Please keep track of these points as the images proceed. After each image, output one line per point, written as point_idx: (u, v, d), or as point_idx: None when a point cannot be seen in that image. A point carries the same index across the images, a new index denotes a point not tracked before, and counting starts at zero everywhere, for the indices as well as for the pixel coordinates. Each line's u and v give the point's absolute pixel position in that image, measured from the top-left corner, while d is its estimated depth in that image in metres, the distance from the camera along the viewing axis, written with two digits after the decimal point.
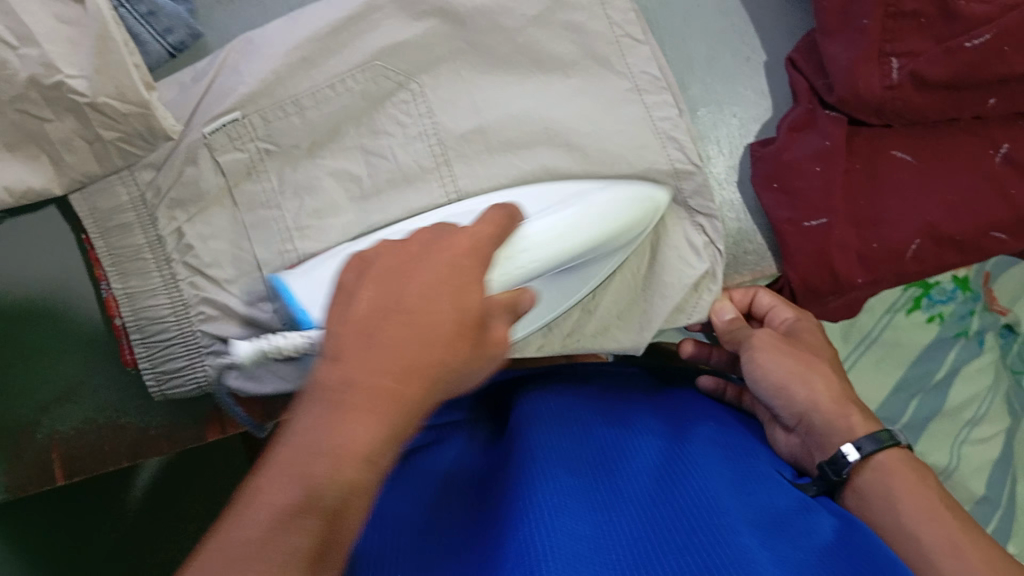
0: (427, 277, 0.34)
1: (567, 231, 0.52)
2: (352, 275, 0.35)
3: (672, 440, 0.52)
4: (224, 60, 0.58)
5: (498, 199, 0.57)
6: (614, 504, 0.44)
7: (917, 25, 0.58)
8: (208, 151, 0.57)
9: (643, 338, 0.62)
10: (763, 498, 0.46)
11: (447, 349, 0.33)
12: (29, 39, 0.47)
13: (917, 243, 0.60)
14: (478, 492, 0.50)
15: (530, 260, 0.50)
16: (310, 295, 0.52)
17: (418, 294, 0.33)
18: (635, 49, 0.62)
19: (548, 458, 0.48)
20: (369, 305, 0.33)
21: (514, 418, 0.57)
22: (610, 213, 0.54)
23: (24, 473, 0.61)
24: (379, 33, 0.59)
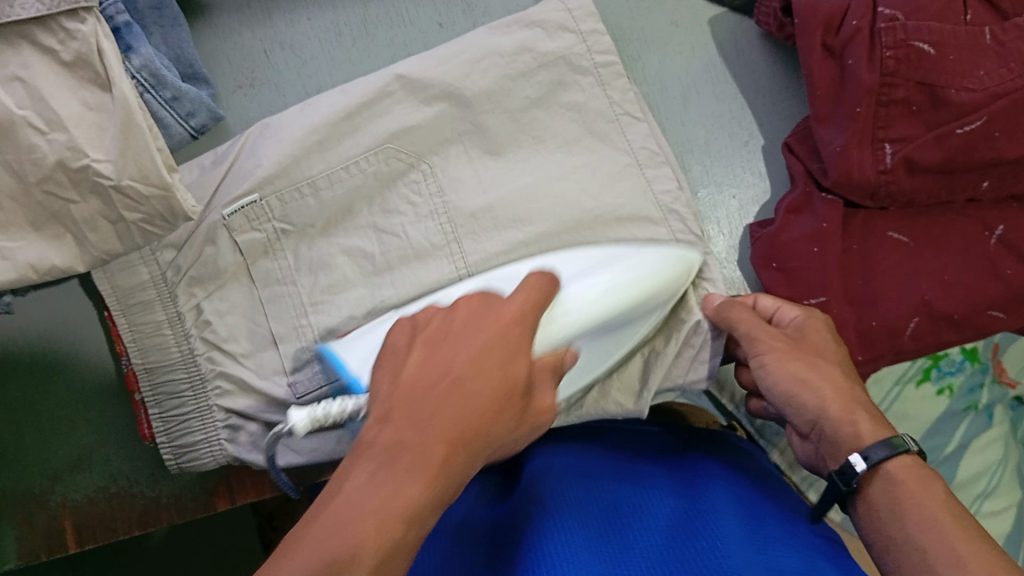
0: (474, 345, 0.39)
1: (603, 294, 0.52)
2: (404, 338, 0.41)
3: (687, 506, 0.52)
4: (242, 145, 0.61)
5: (531, 262, 0.56)
6: (624, 555, 0.45)
7: (907, 112, 0.60)
8: (227, 233, 0.59)
9: (644, 401, 0.61)
10: (776, 557, 0.45)
11: (491, 414, 0.38)
12: (57, 124, 0.50)
13: (914, 321, 0.61)
14: (494, 547, 0.52)
15: (571, 325, 0.50)
16: (361, 362, 0.51)
17: (466, 361, 0.39)
18: (634, 126, 0.65)
19: (559, 515, 0.50)
20: (419, 365, 0.39)
21: (529, 470, 0.59)
22: (632, 283, 0.54)
23: (33, 542, 0.62)
24: (390, 118, 0.62)
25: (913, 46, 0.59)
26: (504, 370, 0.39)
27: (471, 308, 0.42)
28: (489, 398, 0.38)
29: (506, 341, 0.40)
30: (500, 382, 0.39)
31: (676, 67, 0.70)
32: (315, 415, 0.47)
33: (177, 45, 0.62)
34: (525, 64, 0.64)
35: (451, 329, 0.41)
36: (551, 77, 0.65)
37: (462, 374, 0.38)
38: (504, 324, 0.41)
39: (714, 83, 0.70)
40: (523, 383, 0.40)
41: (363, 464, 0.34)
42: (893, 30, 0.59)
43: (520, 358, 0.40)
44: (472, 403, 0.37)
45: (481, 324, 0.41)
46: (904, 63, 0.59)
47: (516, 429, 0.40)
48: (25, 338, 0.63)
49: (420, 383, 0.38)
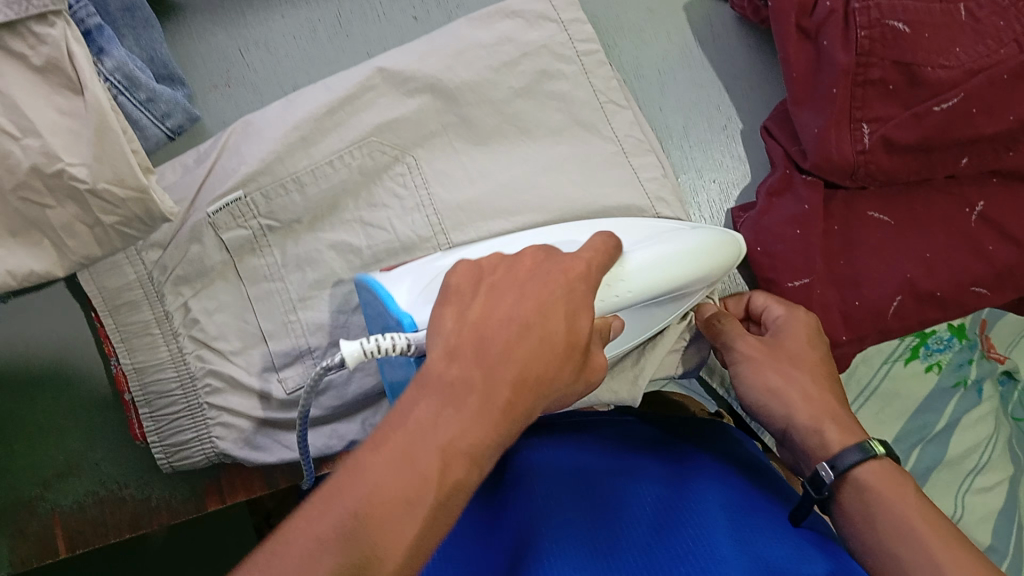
0: (537, 293, 0.38)
1: (669, 266, 0.50)
2: (468, 280, 0.39)
3: (675, 497, 0.52)
4: (225, 143, 0.60)
5: (587, 232, 0.55)
6: (613, 553, 0.45)
7: (885, 91, 0.60)
8: (212, 231, 0.59)
9: (641, 389, 0.61)
10: (761, 547, 0.45)
11: (555, 366, 0.37)
12: (31, 131, 0.49)
13: (897, 300, 0.61)
14: (489, 540, 0.51)
15: (634, 287, 0.48)
16: (412, 302, 0.46)
17: (533, 308, 0.38)
18: (619, 114, 0.65)
19: (552, 507, 0.49)
20: (484, 309, 0.38)
21: (518, 465, 0.58)
22: (705, 254, 0.52)
23: (26, 549, 0.62)
24: (373, 112, 0.62)
25: (888, 25, 0.59)
26: (568, 323, 0.38)
27: (534, 261, 0.41)
28: (551, 349, 0.37)
29: (570, 295, 0.39)
30: (564, 336, 0.38)
31: (653, 54, 0.70)
32: (366, 346, 0.40)
33: (150, 47, 0.61)
34: (507, 54, 0.63)
35: (517, 273, 0.40)
36: (534, 66, 0.64)
37: (528, 320, 0.37)
38: (568, 280, 0.40)
39: (691, 70, 0.70)
40: (584, 342, 0.39)
41: (423, 404, 0.34)
42: (868, 10, 0.60)
43: (582, 314, 0.39)
44: (543, 348, 0.37)
45: (545, 276, 0.40)
46: (879, 42, 0.59)
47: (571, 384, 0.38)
48: (6, 344, 0.62)
49: (481, 331, 0.36)
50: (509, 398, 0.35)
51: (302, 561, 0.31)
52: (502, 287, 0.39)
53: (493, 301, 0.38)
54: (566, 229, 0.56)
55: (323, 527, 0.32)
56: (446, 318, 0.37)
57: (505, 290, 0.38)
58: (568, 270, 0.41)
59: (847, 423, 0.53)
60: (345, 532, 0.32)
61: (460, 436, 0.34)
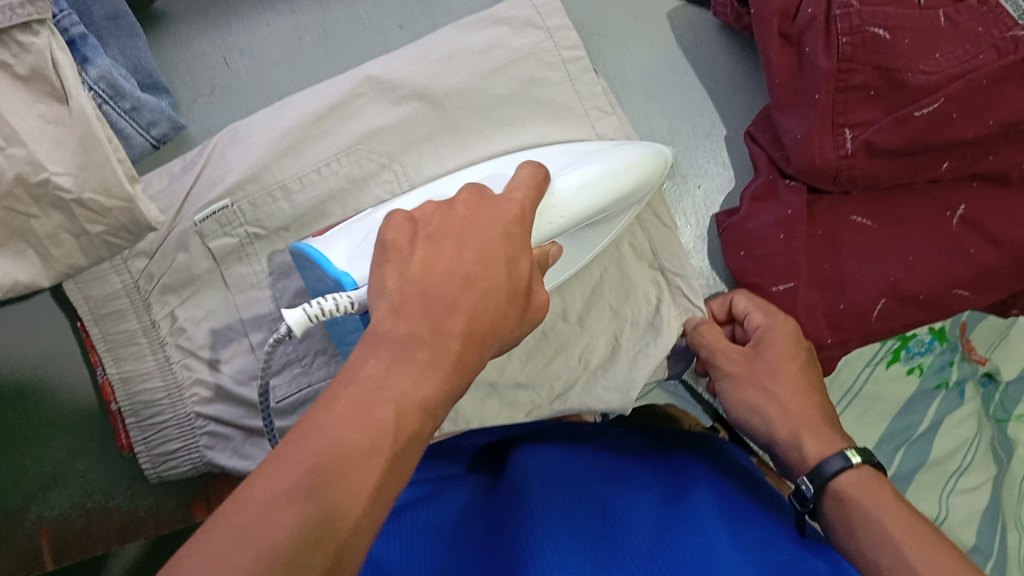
0: (479, 242, 0.39)
1: (599, 183, 0.51)
2: (405, 234, 0.38)
3: (671, 508, 0.52)
4: (211, 151, 0.59)
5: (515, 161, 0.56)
6: (614, 559, 0.45)
7: (867, 96, 0.61)
8: (199, 239, 0.59)
9: (631, 398, 0.61)
10: (764, 552, 0.45)
11: (501, 313, 0.38)
12: (15, 139, 0.49)
13: (881, 302, 0.62)
14: (489, 541, 0.51)
15: (570, 212, 0.49)
16: (351, 261, 0.46)
17: (475, 257, 0.38)
18: (604, 120, 0.64)
19: (549, 522, 0.49)
20: (424, 262, 0.37)
21: (514, 474, 0.58)
22: (630, 166, 0.53)
23: (11, 561, 0.63)
24: (359, 120, 0.61)
25: (869, 31, 0.59)
26: (507, 270, 0.39)
27: (471, 207, 0.41)
28: (499, 292, 0.38)
29: (509, 241, 0.40)
30: (506, 280, 0.38)
31: (637, 60, 0.70)
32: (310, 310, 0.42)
33: (135, 56, 0.61)
34: (494, 62, 0.63)
35: (452, 223, 0.40)
36: (523, 73, 0.64)
37: (472, 272, 0.37)
38: (505, 223, 0.40)
39: (675, 75, 0.70)
40: (524, 286, 0.39)
41: (375, 357, 0.34)
42: (849, 16, 0.60)
43: (522, 258, 0.40)
44: (486, 295, 0.37)
45: (484, 220, 0.40)
46: (862, 48, 0.60)
47: (515, 328, 0.39)
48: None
49: (430, 286, 0.36)
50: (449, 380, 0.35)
51: (262, 515, 0.29)
52: (441, 238, 0.39)
53: (436, 255, 0.38)
54: (502, 162, 0.57)
55: (288, 478, 0.30)
56: (387, 278, 0.37)
57: (445, 239, 0.38)
58: (504, 213, 0.41)
59: (827, 428, 0.54)
60: (308, 486, 0.30)
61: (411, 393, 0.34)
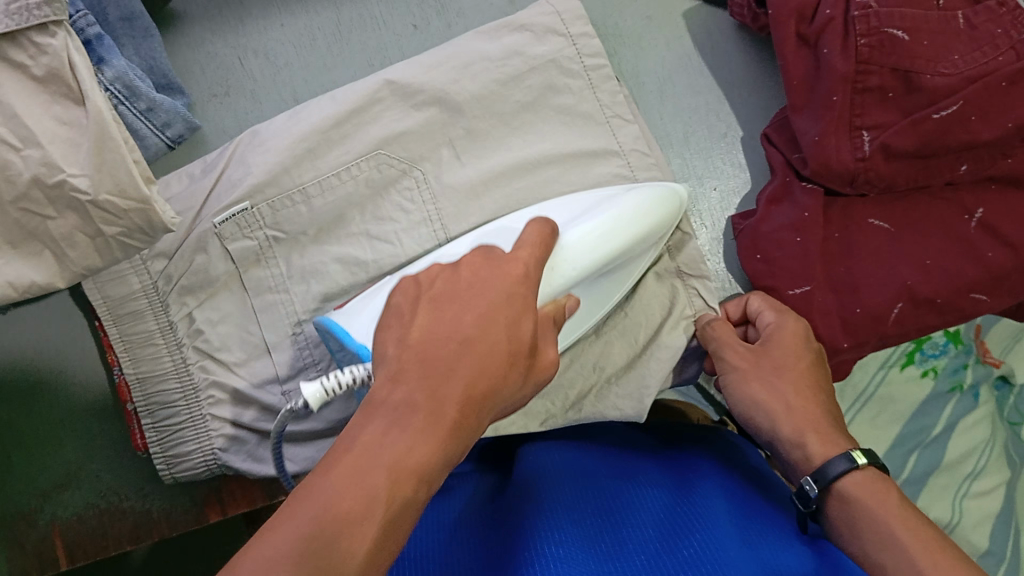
0: (481, 305, 0.39)
1: (607, 235, 0.52)
2: (410, 298, 0.40)
3: (683, 504, 0.52)
4: (232, 152, 0.60)
5: (523, 216, 0.56)
6: (618, 552, 0.45)
7: (883, 99, 0.60)
8: (218, 241, 0.59)
9: (645, 407, 0.61)
10: (771, 553, 0.45)
11: (504, 376, 0.37)
12: (31, 140, 0.49)
13: (898, 306, 0.62)
14: (492, 528, 0.52)
15: (576, 266, 0.50)
16: (366, 333, 0.48)
17: (476, 322, 0.38)
18: (625, 129, 0.64)
19: (554, 515, 0.49)
20: (423, 330, 0.37)
21: (522, 470, 0.58)
22: (636, 217, 0.54)
23: (23, 561, 0.62)
24: (380, 125, 0.62)
25: (887, 33, 0.59)
26: (511, 331, 0.38)
27: (475, 270, 0.41)
28: (502, 355, 0.37)
29: (512, 302, 0.40)
30: (508, 340, 0.38)
31: (652, 62, 0.70)
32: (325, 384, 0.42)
33: (150, 57, 0.61)
34: (514, 69, 0.63)
35: (457, 290, 0.40)
36: (542, 80, 0.64)
37: (473, 336, 0.37)
38: (511, 285, 0.41)
39: (690, 78, 0.70)
40: (529, 347, 0.39)
41: (373, 425, 0.34)
42: (867, 17, 0.60)
43: (529, 317, 0.40)
44: (487, 361, 0.37)
45: (488, 282, 0.40)
46: (878, 50, 0.59)
47: (522, 389, 0.39)
48: (9, 358, 0.63)
49: (429, 344, 0.37)
50: (458, 415, 0.35)
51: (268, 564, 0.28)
52: (444, 300, 0.39)
53: (440, 314, 0.38)
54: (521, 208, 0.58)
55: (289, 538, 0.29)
56: (392, 343, 0.38)
57: (449, 302, 0.39)
58: (507, 276, 0.42)
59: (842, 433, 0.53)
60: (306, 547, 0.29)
61: (409, 455, 0.33)
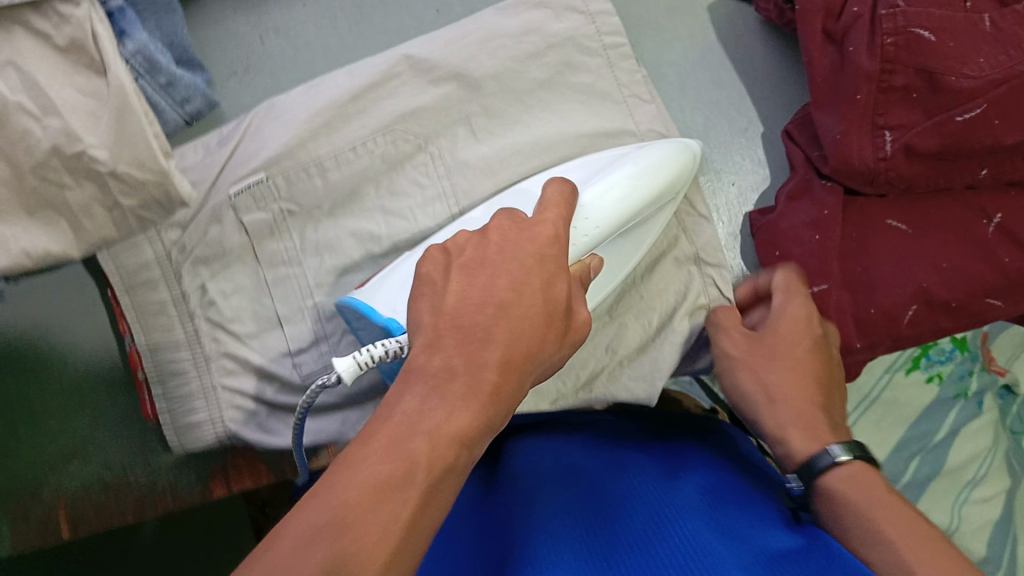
0: (515, 268, 0.39)
1: (639, 175, 0.54)
2: (439, 268, 0.39)
3: (665, 488, 0.51)
4: (248, 124, 0.60)
5: (538, 180, 0.57)
6: (607, 549, 0.44)
7: (908, 99, 0.60)
8: (233, 214, 0.59)
9: (656, 389, 0.61)
10: (756, 540, 0.44)
11: (539, 342, 0.37)
12: (51, 110, 0.49)
13: (912, 308, 0.62)
14: (487, 534, 0.51)
15: (609, 211, 0.52)
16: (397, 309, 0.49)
17: (510, 286, 0.38)
18: (642, 108, 0.64)
19: (544, 517, 0.48)
20: (459, 296, 0.37)
21: (508, 469, 0.58)
22: (664, 160, 0.56)
23: (28, 534, 0.61)
24: (396, 99, 0.61)
25: (914, 32, 0.58)
26: (545, 294, 0.38)
27: (502, 233, 0.40)
28: (539, 318, 0.37)
29: (542, 265, 0.39)
30: (543, 304, 0.38)
31: (674, 54, 0.70)
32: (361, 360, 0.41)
33: (172, 31, 0.61)
34: (533, 46, 0.63)
35: (487, 256, 0.39)
36: (559, 58, 0.63)
37: (509, 299, 0.37)
38: (543, 247, 0.40)
39: (712, 71, 0.70)
40: (563, 311, 0.39)
41: (412, 391, 0.34)
42: (895, 15, 0.59)
43: (559, 279, 0.40)
44: (523, 326, 0.37)
45: (521, 245, 0.40)
46: (904, 50, 0.59)
47: (557, 353, 0.39)
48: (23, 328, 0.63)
49: (463, 315, 0.36)
50: (497, 383, 0.35)
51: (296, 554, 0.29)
52: (477, 268, 0.39)
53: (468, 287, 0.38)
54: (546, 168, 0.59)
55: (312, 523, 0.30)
56: (425, 313, 0.37)
57: (478, 270, 0.38)
58: (535, 238, 0.41)
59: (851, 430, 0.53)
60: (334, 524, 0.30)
61: (448, 422, 0.33)
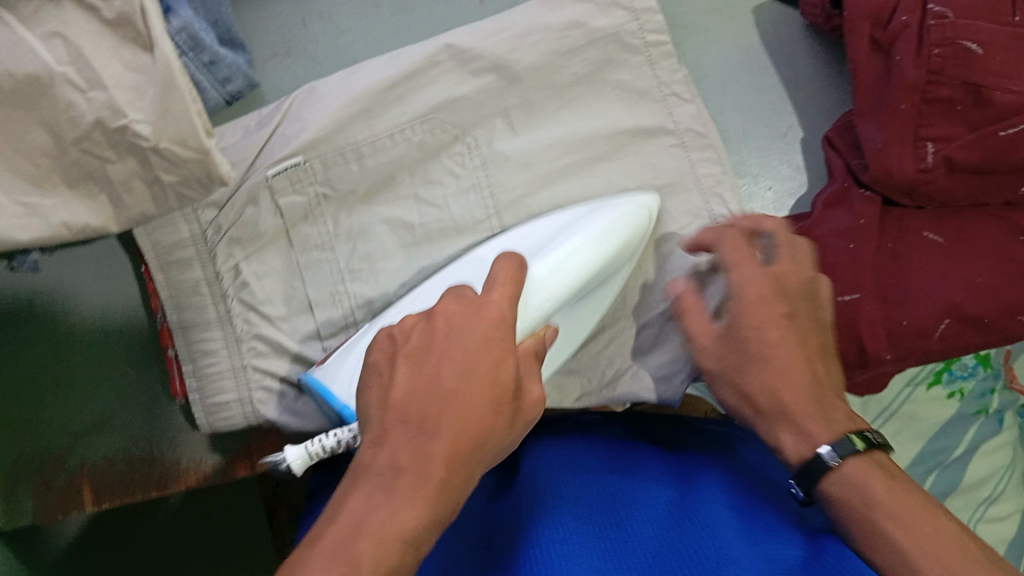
0: (459, 357, 0.39)
1: (574, 254, 0.54)
2: (387, 357, 0.40)
3: (686, 499, 0.51)
4: (288, 107, 0.60)
5: (498, 245, 0.59)
6: (626, 548, 0.44)
7: (951, 111, 0.59)
8: (269, 193, 0.59)
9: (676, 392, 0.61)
10: (771, 548, 0.43)
11: (490, 424, 0.38)
12: (96, 83, 0.49)
13: (944, 322, 0.61)
14: (496, 535, 0.51)
15: (543, 297, 0.52)
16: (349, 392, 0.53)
17: (455, 374, 0.38)
18: (682, 107, 0.64)
19: (558, 517, 0.48)
20: (406, 388, 0.38)
21: (524, 477, 0.57)
22: (605, 235, 0.56)
23: (49, 502, 0.62)
24: (435, 90, 0.61)
25: (961, 44, 0.58)
26: (495, 374, 0.38)
27: (449, 319, 0.40)
28: (483, 410, 0.37)
29: (487, 351, 0.39)
30: (491, 387, 0.38)
31: (716, 53, 0.70)
32: (310, 449, 0.47)
33: (216, 10, 0.61)
34: (574, 41, 0.62)
35: (431, 346, 0.39)
36: (601, 54, 0.63)
37: (452, 392, 0.37)
38: (490, 326, 0.40)
39: (753, 73, 0.69)
40: (512, 392, 0.39)
41: (362, 488, 0.35)
42: (943, 27, 0.58)
43: (509, 364, 0.39)
44: (472, 419, 0.37)
45: (466, 332, 0.40)
46: (951, 61, 0.58)
47: (506, 438, 0.39)
48: (50, 306, 0.62)
49: (413, 402, 0.38)
50: (445, 469, 0.36)
51: None
52: (427, 354, 0.39)
53: (423, 360, 0.39)
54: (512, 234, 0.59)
55: None
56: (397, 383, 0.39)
57: (427, 356, 0.39)
58: (485, 320, 0.40)
59: None
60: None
61: (392, 518, 0.34)
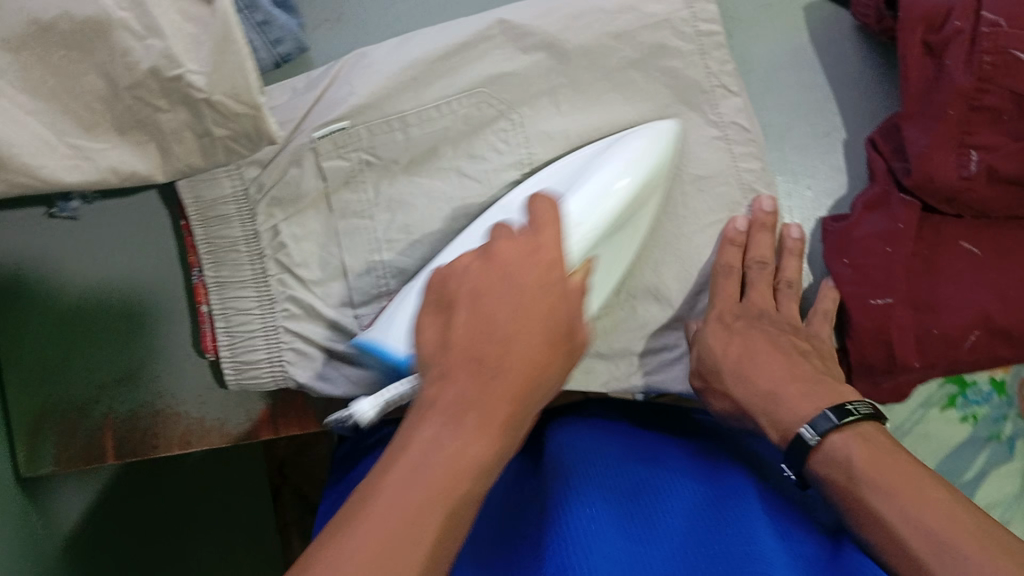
0: (514, 299, 0.40)
1: (607, 188, 0.56)
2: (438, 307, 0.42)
3: (716, 488, 0.50)
4: (337, 73, 0.61)
5: (523, 190, 0.60)
6: (650, 534, 0.44)
7: (996, 120, 0.59)
8: (314, 156, 0.59)
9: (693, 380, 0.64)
10: (798, 545, 0.43)
11: (549, 367, 0.41)
12: (155, 30, 0.48)
13: (973, 333, 0.61)
14: (518, 521, 0.51)
15: (583, 229, 0.54)
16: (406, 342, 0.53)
17: (511, 317, 0.40)
18: (727, 99, 0.64)
19: (584, 501, 0.48)
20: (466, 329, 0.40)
21: (547, 459, 0.58)
22: (634, 165, 0.58)
23: (73, 452, 0.62)
24: (485, 63, 0.61)
25: (1011, 54, 0.57)
26: (549, 317, 0.41)
27: (504, 260, 0.42)
28: (542, 346, 0.40)
29: (543, 295, 0.41)
30: (549, 329, 0.41)
31: (764, 47, 0.70)
32: (382, 402, 0.48)
33: None
34: (626, 23, 0.62)
35: (481, 292, 0.41)
36: (653, 39, 0.62)
37: (509, 337, 0.40)
38: (544, 266, 0.42)
39: (800, 72, 0.69)
40: (568, 333, 0.42)
41: (412, 437, 0.36)
42: (995, 35, 0.58)
43: (561, 303, 0.42)
44: (533, 365, 0.40)
45: (522, 271, 0.41)
46: (1001, 70, 0.58)
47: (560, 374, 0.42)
48: (85, 262, 0.63)
49: (470, 343, 0.39)
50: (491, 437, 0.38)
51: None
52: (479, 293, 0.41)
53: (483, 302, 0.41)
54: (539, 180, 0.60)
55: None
56: None
57: (487, 294, 0.41)
58: (540, 260, 0.42)
59: None
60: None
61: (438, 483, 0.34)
